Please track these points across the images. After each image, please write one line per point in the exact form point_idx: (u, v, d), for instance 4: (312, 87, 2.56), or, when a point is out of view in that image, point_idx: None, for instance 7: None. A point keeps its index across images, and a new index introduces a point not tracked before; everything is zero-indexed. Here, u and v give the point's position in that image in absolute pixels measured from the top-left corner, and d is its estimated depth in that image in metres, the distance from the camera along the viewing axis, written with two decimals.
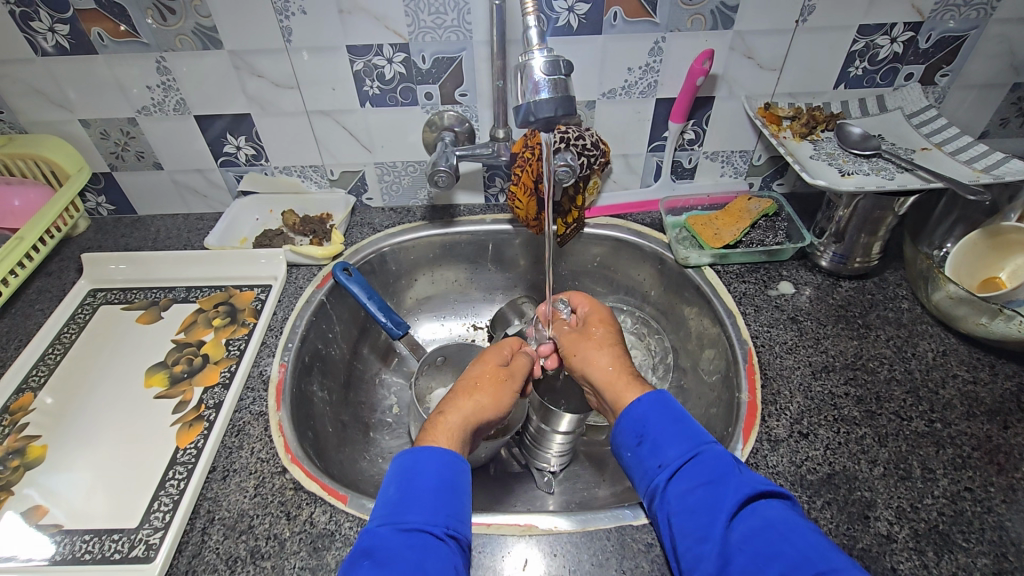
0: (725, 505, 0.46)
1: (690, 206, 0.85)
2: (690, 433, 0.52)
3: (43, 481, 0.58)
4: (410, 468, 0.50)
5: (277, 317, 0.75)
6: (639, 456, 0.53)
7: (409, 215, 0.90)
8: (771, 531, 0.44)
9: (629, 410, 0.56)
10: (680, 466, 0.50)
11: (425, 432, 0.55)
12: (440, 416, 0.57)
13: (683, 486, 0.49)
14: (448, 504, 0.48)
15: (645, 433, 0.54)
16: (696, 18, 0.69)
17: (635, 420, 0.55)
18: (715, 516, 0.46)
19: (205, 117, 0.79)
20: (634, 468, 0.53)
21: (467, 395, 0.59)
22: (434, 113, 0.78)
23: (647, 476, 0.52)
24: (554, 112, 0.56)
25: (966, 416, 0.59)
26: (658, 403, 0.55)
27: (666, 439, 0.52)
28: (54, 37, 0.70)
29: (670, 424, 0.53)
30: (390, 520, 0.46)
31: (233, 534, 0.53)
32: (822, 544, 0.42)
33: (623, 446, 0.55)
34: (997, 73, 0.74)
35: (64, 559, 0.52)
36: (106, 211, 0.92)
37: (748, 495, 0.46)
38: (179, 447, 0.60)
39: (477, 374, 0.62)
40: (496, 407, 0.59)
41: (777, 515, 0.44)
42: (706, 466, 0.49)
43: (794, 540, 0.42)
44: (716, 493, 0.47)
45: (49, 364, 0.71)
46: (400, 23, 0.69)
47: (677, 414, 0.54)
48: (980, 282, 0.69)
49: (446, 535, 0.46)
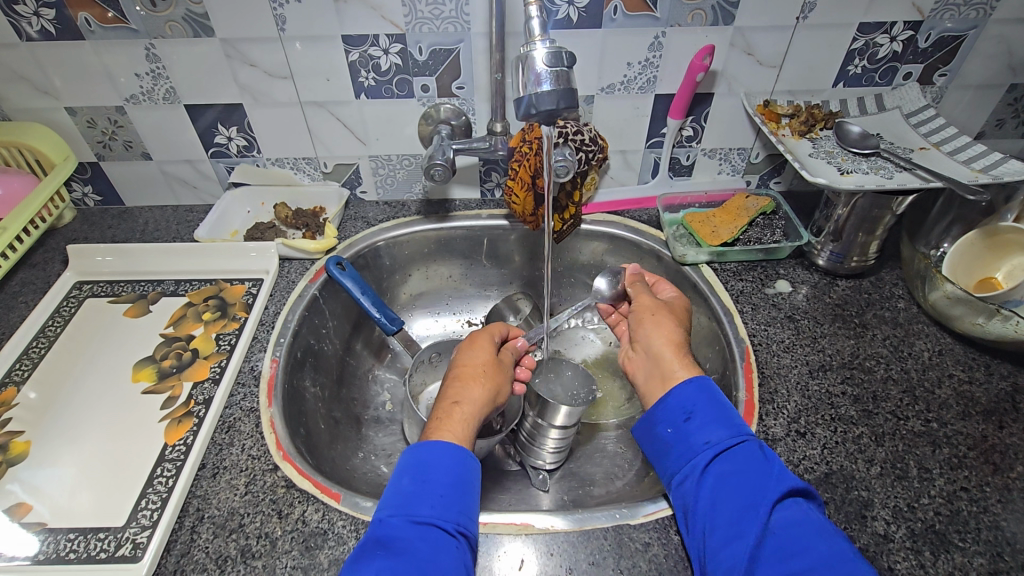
0: (769, 492, 0.46)
1: (688, 203, 0.86)
2: (735, 420, 0.52)
3: (26, 476, 0.57)
4: (425, 460, 0.49)
5: (268, 312, 0.73)
6: (683, 433, 0.52)
7: (404, 210, 0.88)
8: (809, 529, 0.44)
9: (681, 387, 0.55)
10: (726, 447, 0.50)
11: (437, 422, 0.53)
12: (454, 405, 0.55)
13: (725, 469, 0.49)
14: (460, 500, 0.48)
15: (694, 411, 0.53)
16: (696, 13, 0.68)
17: (685, 397, 0.54)
18: (756, 501, 0.46)
19: (196, 106, 0.77)
20: (673, 445, 0.53)
21: (477, 382, 0.58)
22: (429, 106, 0.77)
23: (686, 454, 0.51)
24: (555, 105, 0.55)
25: (961, 416, 0.59)
26: (708, 387, 0.54)
27: (714, 420, 0.52)
28: (39, 22, 0.68)
29: (719, 408, 0.52)
30: (403, 511, 0.46)
31: (223, 533, 0.52)
32: (852, 550, 0.42)
33: (664, 422, 0.54)
34: (994, 74, 0.74)
35: (47, 559, 0.50)
36: (92, 202, 0.90)
37: (792, 488, 0.46)
38: (168, 444, 0.59)
39: (481, 362, 0.60)
40: (502, 398, 0.59)
41: (814, 515, 0.45)
42: (751, 454, 0.49)
43: (830, 541, 0.43)
44: (760, 481, 0.47)
45: (33, 358, 0.69)
46: (397, 13, 0.68)
47: (723, 400, 0.53)
48: (976, 282, 0.69)
49: (457, 532, 0.46)
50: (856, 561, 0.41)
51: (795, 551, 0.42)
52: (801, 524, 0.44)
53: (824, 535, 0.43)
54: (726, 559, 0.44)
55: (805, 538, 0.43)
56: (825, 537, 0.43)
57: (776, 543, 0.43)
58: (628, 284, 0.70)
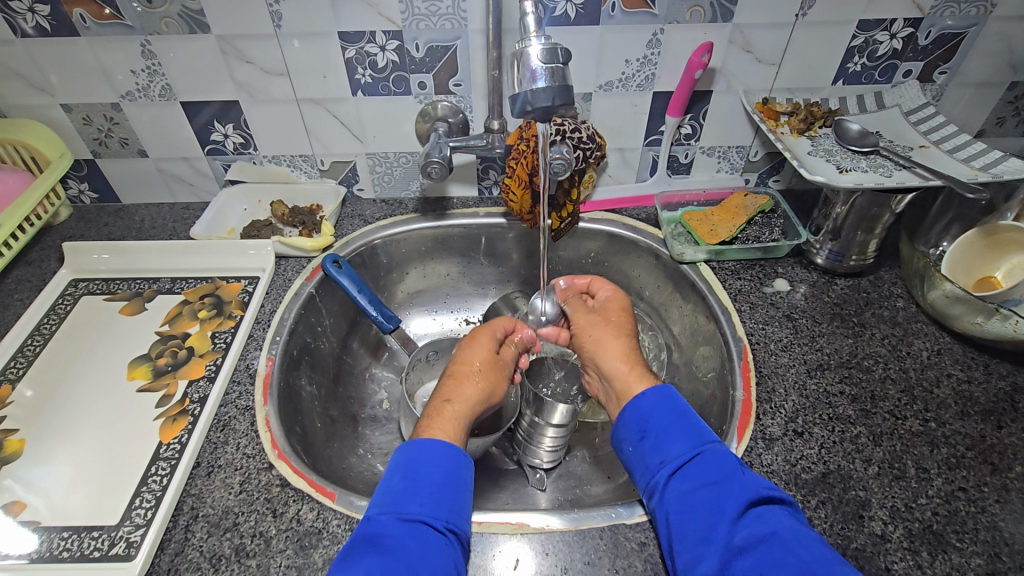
0: (728, 507, 0.46)
1: (686, 201, 0.85)
2: (696, 432, 0.52)
3: (21, 474, 0.57)
4: (416, 458, 0.49)
5: (265, 310, 0.73)
6: (641, 451, 0.53)
7: (401, 207, 0.88)
8: (775, 539, 0.43)
9: (635, 403, 0.55)
10: (682, 464, 0.50)
11: (428, 420, 0.54)
12: (446, 404, 0.56)
13: (684, 484, 0.48)
14: (451, 497, 0.48)
15: (647, 428, 0.53)
16: (695, 10, 0.67)
17: (639, 413, 0.54)
18: (718, 516, 0.45)
19: (192, 103, 0.77)
20: (636, 463, 0.53)
21: (471, 381, 0.58)
22: (427, 104, 0.77)
23: (648, 472, 0.51)
24: (551, 102, 0.54)
25: (959, 416, 0.59)
26: (664, 399, 0.55)
27: (671, 436, 0.52)
28: (34, 18, 0.68)
29: (674, 421, 0.53)
30: (392, 509, 0.46)
31: (218, 532, 0.52)
32: (824, 555, 0.41)
33: (626, 440, 0.55)
34: (995, 71, 0.74)
35: (41, 557, 0.50)
36: (88, 199, 0.90)
37: (752, 498, 0.45)
38: (163, 442, 0.59)
39: (479, 361, 0.61)
40: (496, 396, 0.60)
41: (781, 521, 0.44)
42: (711, 466, 0.49)
43: (798, 550, 0.42)
44: (718, 496, 0.46)
45: (28, 355, 0.68)
46: (394, 10, 0.67)
47: (681, 411, 0.53)
48: (975, 281, 0.68)
49: (446, 529, 0.45)
50: (828, 566, 0.41)
51: (763, 565, 0.42)
52: (768, 534, 0.43)
53: (790, 544, 0.42)
54: None
55: (772, 550, 0.42)
56: (792, 546, 0.42)
57: (745, 558, 0.43)
58: (565, 300, 0.73)
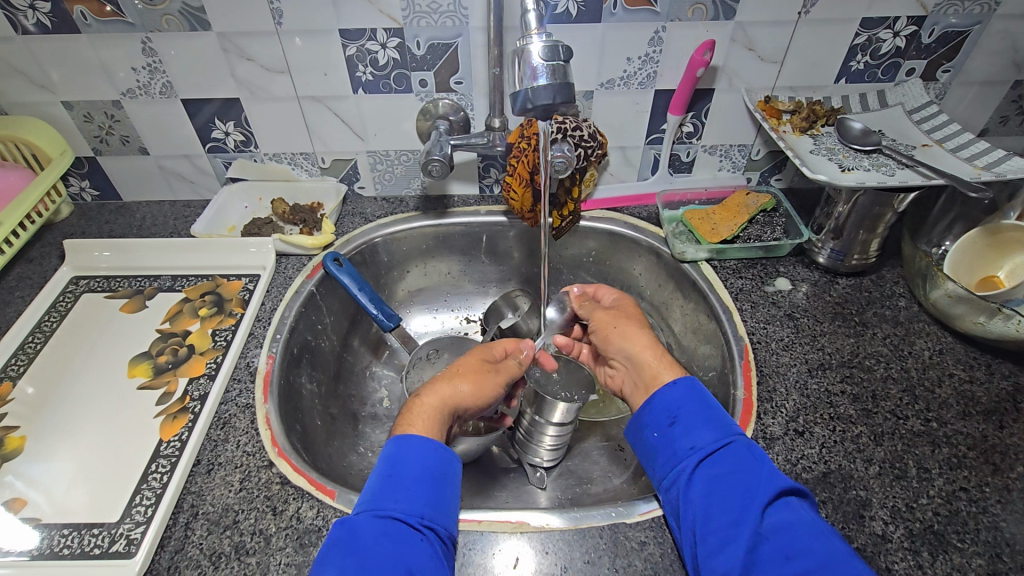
0: (758, 494, 0.46)
1: (688, 199, 0.84)
2: (723, 422, 0.52)
3: (22, 470, 0.57)
4: (393, 455, 0.49)
5: (265, 308, 0.73)
6: (669, 437, 0.53)
7: (402, 205, 0.88)
8: (804, 528, 0.43)
9: (664, 392, 0.55)
10: (712, 451, 0.50)
11: (403, 415, 0.55)
12: (418, 399, 0.56)
13: (712, 471, 0.48)
14: (428, 493, 0.47)
15: (678, 415, 0.53)
16: (697, 8, 0.67)
17: (669, 401, 0.54)
18: (748, 502, 0.45)
19: (193, 101, 0.77)
20: (660, 450, 0.53)
21: (446, 377, 0.59)
22: (428, 101, 0.76)
23: (675, 457, 0.51)
24: (552, 99, 0.54)
25: (961, 416, 0.59)
26: (693, 389, 0.55)
27: (700, 423, 0.52)
28: (35, 15, 0.68)
29: (704, 410, 0.53)
30: (369, 507, 0.46)
31: (217, 529, 0.52)
32: (848, 548, 0.42)
33: (651, 426, 0.54)
34: (998, 70, 0.73)
35: (42, 554, 0.50)
36: (89, 196, 0.90)
37: (782, 488, 0.46)
38: (163, 440, 0.59)
39: (463, 363, 0.62)
40: (475, 393, 0.59)
41: (808, 513, 0.45)
42: (739, 455, 0.49)
43: (825, 540, 0.42)
44: (748, 483, 0.47)
45: (29, 353, 0.69)
46: (394, 7, 0.67)
47: (709, 402, 0.54)
48: (978, 281, 0.68)
49: (422, 525, 0.45)
50: (852, 559, 0.41)
51: (791, 552, 0.42)
52: (795, 523, 0.44)
53: (818, 534, 0.43)
54: (720, 564, 0.43)
55: (800, 538, 0.43)
56: (819, 536, 0.43)
57: (772, 543, 0.43)
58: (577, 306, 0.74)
